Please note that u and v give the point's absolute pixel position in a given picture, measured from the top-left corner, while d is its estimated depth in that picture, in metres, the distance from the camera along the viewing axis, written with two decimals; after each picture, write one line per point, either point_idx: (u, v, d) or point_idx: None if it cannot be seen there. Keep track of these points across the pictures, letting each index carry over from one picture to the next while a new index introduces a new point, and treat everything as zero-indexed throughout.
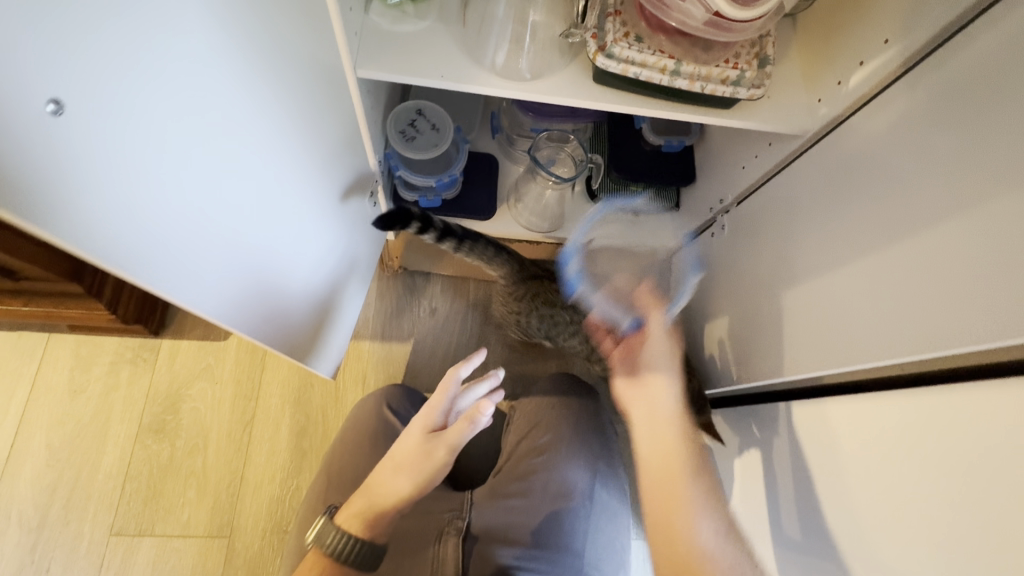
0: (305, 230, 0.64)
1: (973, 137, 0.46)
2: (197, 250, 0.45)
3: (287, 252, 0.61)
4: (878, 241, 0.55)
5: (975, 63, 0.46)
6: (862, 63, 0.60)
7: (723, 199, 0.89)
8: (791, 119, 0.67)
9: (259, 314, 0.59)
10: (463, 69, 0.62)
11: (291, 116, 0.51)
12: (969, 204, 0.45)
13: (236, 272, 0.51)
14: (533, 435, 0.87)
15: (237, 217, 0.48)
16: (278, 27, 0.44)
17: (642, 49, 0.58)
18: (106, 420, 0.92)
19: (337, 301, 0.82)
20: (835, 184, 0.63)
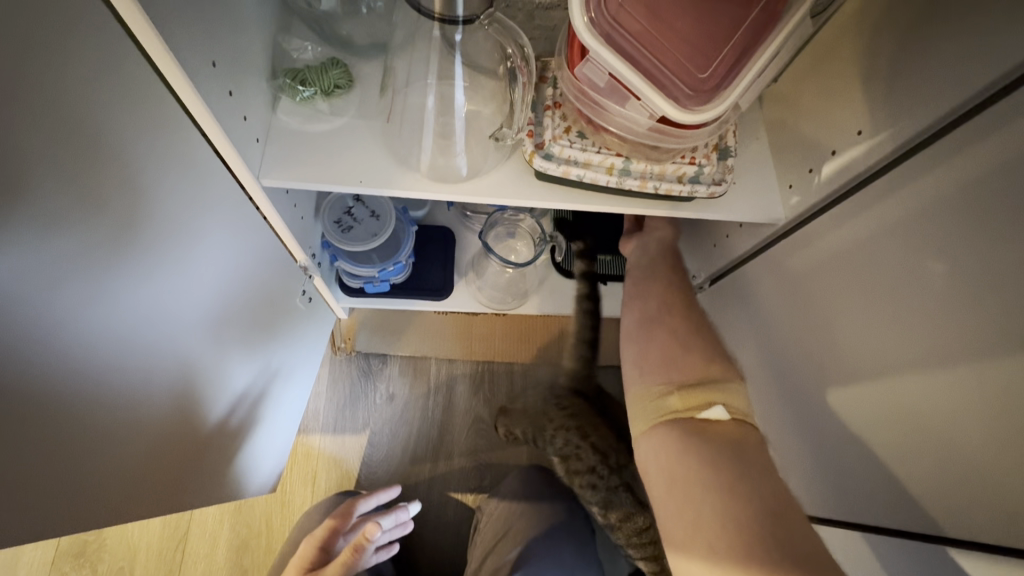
0: (247, 274, 0.58)
1: (978, 273, 0.37)
2: (154, 267, 0.43)
3: (234, 301, 0.57)
4: (876, 369, 0.47)
5: (966, 179, 0.39)
6: (834, 153, 0.52)
7: (697, 274, 0.82)
8: (758, 210, 0.59)
9: (207, 374, 0.56)
10: (386, 171, 0.55)
11: (174, 182, 0.42)
12: (979, 356, 0.38)
13: (163, 351, 0.47)
14: (502, 545, 0.78)
15: (139, 308, 0.43)
16: (108, 117, 0.34)
17: (585, 148, 0.51)
18: (19, 548, 0.82)
19: (300, 325, 0.78)
20: (814, 283, 0.55)
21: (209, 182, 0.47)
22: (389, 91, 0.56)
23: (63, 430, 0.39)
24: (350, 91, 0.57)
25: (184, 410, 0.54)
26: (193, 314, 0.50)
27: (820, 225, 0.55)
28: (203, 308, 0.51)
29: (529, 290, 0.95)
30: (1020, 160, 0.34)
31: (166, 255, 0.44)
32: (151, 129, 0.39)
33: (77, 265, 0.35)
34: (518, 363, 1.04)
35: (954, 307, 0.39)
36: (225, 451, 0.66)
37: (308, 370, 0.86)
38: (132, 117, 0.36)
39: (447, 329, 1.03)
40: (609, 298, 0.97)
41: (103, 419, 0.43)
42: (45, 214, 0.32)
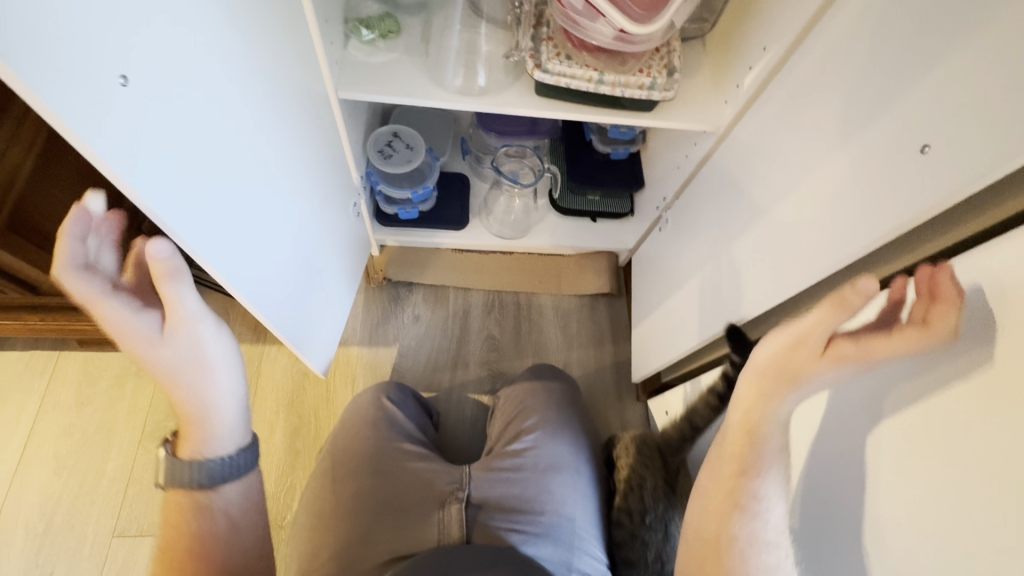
0: (305, 204, 0.73)
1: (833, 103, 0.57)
2: (246, 173, 0.55)
3: (288, 205, 0.68)
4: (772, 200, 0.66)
5: (826, 49, 0.59)
6: (751, 68, 0.73)
7: (665, 197, 1.02)
8: (702, 118, 0.80)
9: (275, 280, 0.69)
10: (426, 88, 0.76)
11: (274, 101, 0.58)
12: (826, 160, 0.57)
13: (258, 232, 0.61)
14: (527, 417, 0.93)
15: (248, 192, 0.56)
16: (254, 33, 0.52)
17: (571, 65, 0.71)
18: (111, 429, 0.98)
19: (333, 265, 0.91)
20: (740, 166, 0.76)
21: (274, 109, 0.59)
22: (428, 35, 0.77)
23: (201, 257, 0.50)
24: (399, 35, 0.78)
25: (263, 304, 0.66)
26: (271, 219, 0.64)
27: (745, 122, 0.75)
28: (272, 215, 0.64)
29: (531, 224, 1.16)
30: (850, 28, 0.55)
31: (263, 157, 0.58)
32: (268, 50, 0.55)
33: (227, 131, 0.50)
34: (522, 293, 1.22)
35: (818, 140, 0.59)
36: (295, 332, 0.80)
37: (337, 305, 0.98)
38: (270, 20, 0.55)
39: (463, 263, 1.21)
40: (597, 232, 1.17)
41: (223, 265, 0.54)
42: (223, 80, 0.48)
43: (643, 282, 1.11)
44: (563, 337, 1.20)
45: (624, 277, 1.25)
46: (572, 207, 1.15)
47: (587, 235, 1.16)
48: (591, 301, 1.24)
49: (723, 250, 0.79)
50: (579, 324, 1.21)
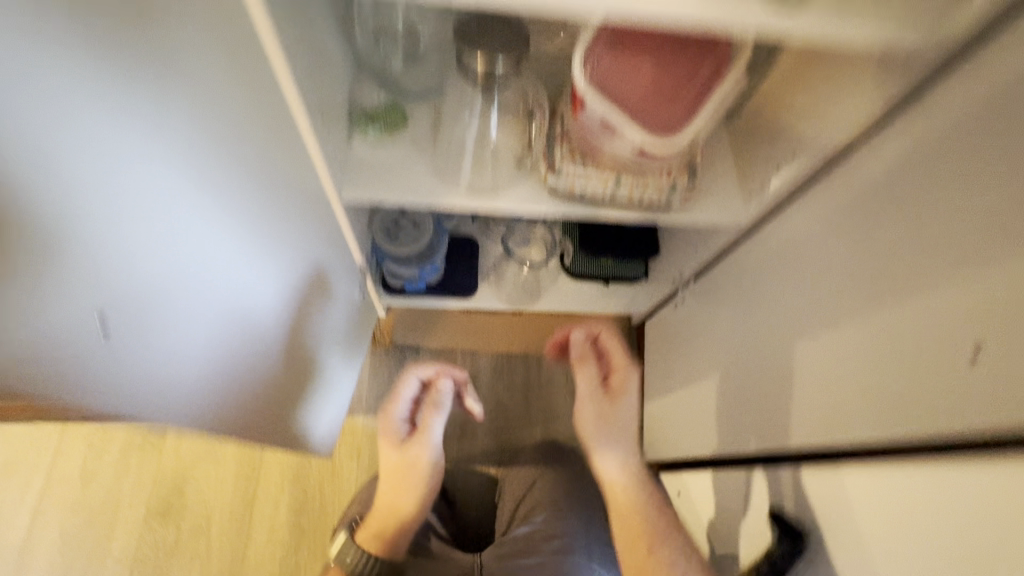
0: (274, 283, 0.65)
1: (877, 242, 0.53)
2: (162, 265, 0.47)
3: (251, 289, 0.61)
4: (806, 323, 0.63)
5: (872, 176, 0.55)
6: (780, 168, 0.68)
7: (682, 273, 0.98)
8: (724, 213, 0.75)
9: (216, 353, 0.61)
10: (434, 186, 0.72)
11: (226, 185, 0.50)
12: (873, 303, 0.53)
13: (188, 319, 0.53)
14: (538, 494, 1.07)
15: (168, 288, 0.49)
16: (185, 116, 0.42)
17: (586, 170, 0.67)
18: (116, 507, 0.98)
19: (323, 326, 0.84)
20: (767, 270, 0.72)
21: (228, 190, 0.50)
22: (435, 128, 0.73)
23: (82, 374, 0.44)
24: (405, 127, 0.74)
25: (197, 384, 0.60)
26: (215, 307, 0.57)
27: (777, 222, 0.71)
28: (217, 297, 0.56)
29: (542, 289, 1.12)
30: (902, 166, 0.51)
31: (196, 250, 0.50)
32: (215, 131, 0.45)
33: (130, 235, 0.42)
34: (532, 355, 1.19)
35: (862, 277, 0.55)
36: (256, 398, 0.74)
37: (330, 369, 0.92)
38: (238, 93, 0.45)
39: (471, 325, 1.17)
40: (610, 296, 1.14)
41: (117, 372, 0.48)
42: (120, 172, 0.39)
43: (658, 352, 1.08)
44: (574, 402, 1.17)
45: (638, 339, 1.20)
46: (585, 272, 1.10)
47: (599, 300, 1.13)
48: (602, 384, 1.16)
49: (747, 352, 0.76)
50: (586, 408, 1.14)
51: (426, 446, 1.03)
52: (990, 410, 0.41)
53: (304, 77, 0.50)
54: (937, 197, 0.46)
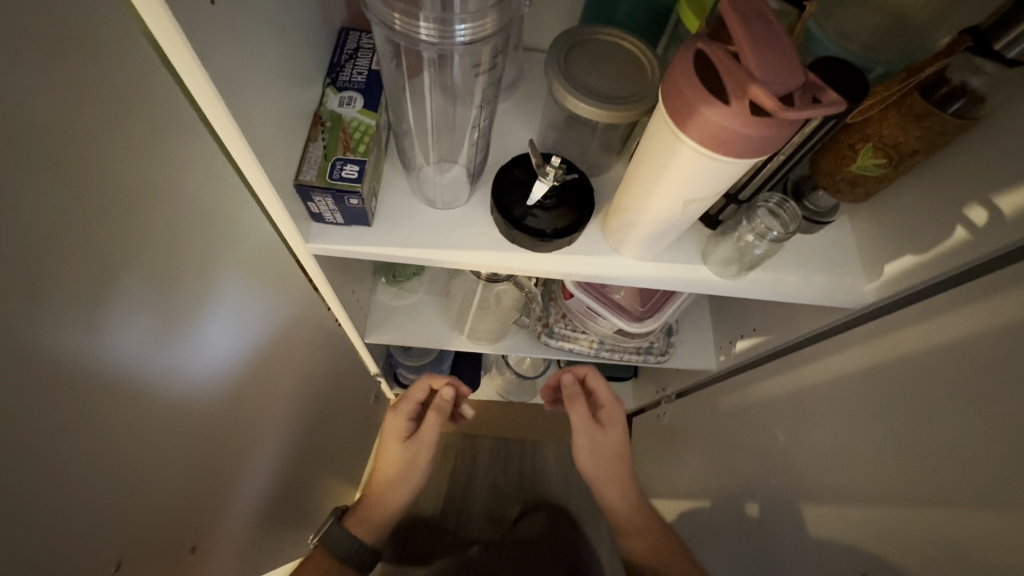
0: (226, 320, 0.47)
1: (810, 437, 0.63)
2: (173, 330, 0.40)
3: (262, 349, 0.54)
4: (758, 481, 0.74)
5: (810, 379, 0.65)
6: (746, 336, 0.80)
7: (665, 388, 1.09)
8: (697, 362, 0.87)
9: (227, 426, 0.53)
10: (446, 330, 0.84)
11: (221, 230, 0.43)
12: (807, 491, 0.63)
13: (201, 387, 0.46)
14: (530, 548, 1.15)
15: (182, 366, 0.42)
16: (178, 178, 0.36)
17: (575, 332, 0.79)
18: None
19: (325, 398, 0.79)
20: (732, 419, 0.83)
21: (225, 240, 0.43)
22: (448, 279, 0.85)
23: (97, 505, 0.38)
24: (423, 275, 0.86)
25: (228, 449, 0.54)
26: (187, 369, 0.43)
27: (740, 379, 0.82)
28: (228, 358, 0.49)
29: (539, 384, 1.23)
30: (830, 380, 0.61)
31: (176, 310, 0.40)
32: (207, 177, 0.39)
33: (125, 323, 0.35)
34: (530, 439, 1.30)
35: (797, 461, 0.65)
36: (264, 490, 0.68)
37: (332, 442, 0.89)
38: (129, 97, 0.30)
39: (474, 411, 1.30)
40: None
41: (64, 518, 0.35)
42: (104, 252, 0.32)
43: (645, 447, 1.19)
44: (565, 487, 1.27)
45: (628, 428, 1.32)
46: None
47: None
48: (593, 425, 0.95)
49: (716, 484, 0.87)
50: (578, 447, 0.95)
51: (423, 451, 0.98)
52: None
53: (292, 143, 0.45)
54: (857, 424, 0.56)
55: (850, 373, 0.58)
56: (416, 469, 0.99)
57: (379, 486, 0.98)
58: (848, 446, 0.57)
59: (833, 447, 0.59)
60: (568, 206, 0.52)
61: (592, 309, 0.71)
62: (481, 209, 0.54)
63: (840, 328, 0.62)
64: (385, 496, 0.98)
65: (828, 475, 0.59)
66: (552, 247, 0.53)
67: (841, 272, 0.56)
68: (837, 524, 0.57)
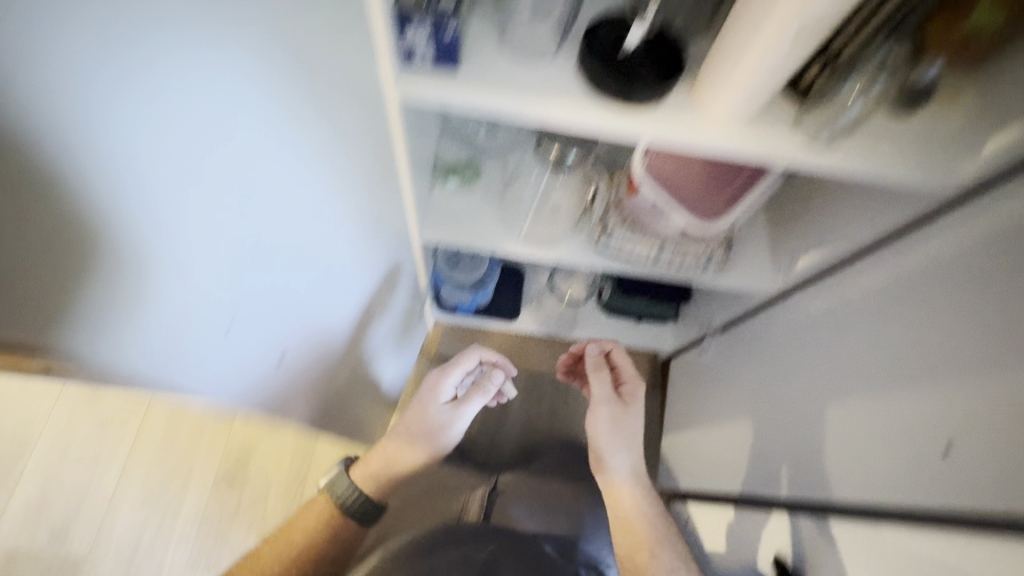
0: (237, 219, 0.52)
1: (884, 335, 0.61)
2: (163, 218, 0.46)
3: (277, 249, 0.60)
4: (814, 390, 0.72)
5: (886, 279, 0.63)
6: (807, 252, 0.77)
7: (710, 323, 1.06)
8: (755, 282, 0.83)
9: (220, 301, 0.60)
10: (500, 233, 0.83)
11: (263, 139, 0.47)
12: (876, 387, 0.61)
13: (191, 269, 0.53)
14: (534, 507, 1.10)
15: (168, 246, 0.49)
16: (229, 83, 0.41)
17: (635, 237, 0.78)
18: (191, 468, 1.12)
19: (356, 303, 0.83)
20: (785, 340, 0.81)
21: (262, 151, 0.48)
22: (507, 183, 0.85)
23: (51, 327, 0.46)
24: (480, 179, 0.85)
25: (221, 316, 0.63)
26: (241, 266, 0.58)
27: (796, 298, 0.80)
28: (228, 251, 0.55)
29: (578, 319, 1.22)
30: (915, 272, 0.58)
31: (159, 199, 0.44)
32: (263, 89, 0.43)
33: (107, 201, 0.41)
34: (563, 377, 1.30)
35: (866, 361, 0.63)
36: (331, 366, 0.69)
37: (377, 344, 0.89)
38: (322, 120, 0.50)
39: (510, 345, 1.30)
40: (639, 333, 1.23)
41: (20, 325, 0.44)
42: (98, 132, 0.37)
43: (682, 388, 1.18)
44: None
45: (663, 373, 1.31)
46: (619, 308, 1.19)
47: (629, 335, 1.23)
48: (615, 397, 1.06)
49: (762, 406, 0.85)
50: (597, 414, 1.04)
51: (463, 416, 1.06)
52: (959, 492, 0.49)
53: None
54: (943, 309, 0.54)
55: (943, 258, 0.55)
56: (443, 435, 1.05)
57: (396, 442, 1.00)
58: (935, 332, 0.54)
59: (912, 339, 0.57)
60: (654, 61, 0.52)
61: (655, 208, 0.70)
62: (568, 65, 0.53)
63: (928, 220, 0.59)
64: (397, 452, 1.00)
65: (908, 365, 0.57)
66: (638, 107, 0.52)
67: (935, 151, 0.53)
68: (916, 413, 0.55)
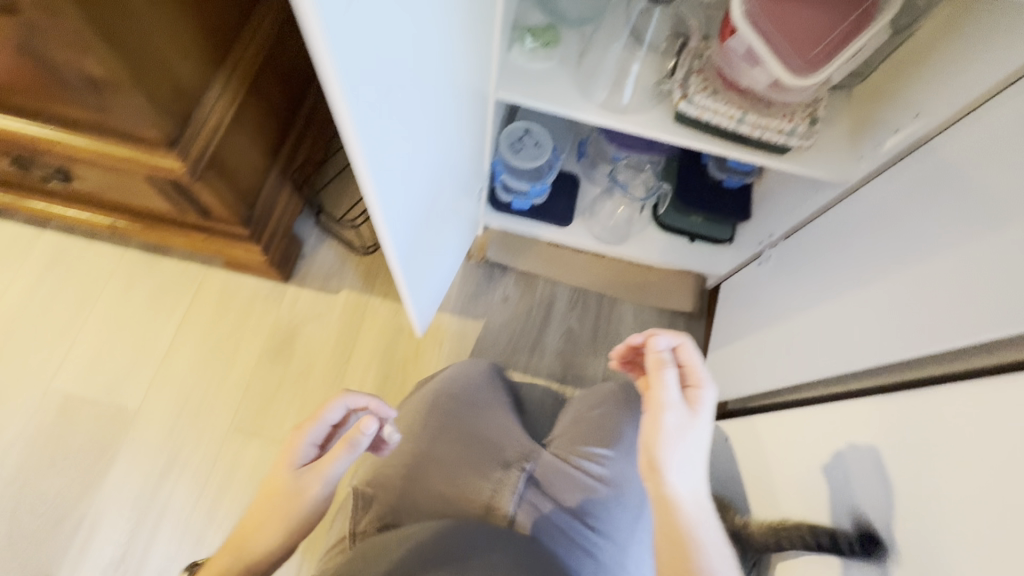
0: (435, 88, 0.58)
1: (983, 184, 0.58)
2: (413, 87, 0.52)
3: (442, 128, 0.66)
4: (892, 263, 0.69)
5: (988, 130, 0.59)
6: (897, 130, 0.73)
7: (772, 234, 1.03)
8: (834, 169, 0.80)
9: (414, 192, 0.66)
10: (574, 98, 0.82)
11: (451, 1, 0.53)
12: (971, 236, 0.58)
13: (412, 150, 0.59)
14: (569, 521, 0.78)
15: (410, 120, 0.54)
16: None
17: (717, 100, 0.75)
18: (240, 340, 1.15)
19: (457, 196, 0.89)
20: (860, 226, 0.78)
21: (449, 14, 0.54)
22: (584, 49, 0.83)
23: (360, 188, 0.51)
24: (558, 46, 0.84)
25: (410, 211, 0.67)
26: (427, 151, 0.64)
27: (877, 182, 0.76)
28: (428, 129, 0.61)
29: (631, 233, 1.19)
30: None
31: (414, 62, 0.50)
32: None
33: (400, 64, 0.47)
34: (607, 296, 1.28)
35: (962, 214, 0.60)
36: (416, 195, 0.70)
37: (451, 214, 0.91)
38: None
39: (557, 258, 1.28)
40: (692, 252, 1.20)
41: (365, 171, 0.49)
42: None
43: (731, 308, 1.15)
44: None
45: (710, 299, 1.28)
46: (673, 225, 1.17)
47: (680, 253, 1.19)
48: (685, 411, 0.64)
49: (825, 299, 0.81)
50: (659, 423, 0.63)
51: (328, 479, 0.63)
52: None
53: None
54: None
55: None
56: (296, 511, 0.62)
57: (241, 525, 0.63)
58: None
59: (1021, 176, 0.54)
60: None
61: (751, 52, 0.69)
62: None
63: None
64: (240, 545, 0.61)
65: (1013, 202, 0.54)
66: None
67: None
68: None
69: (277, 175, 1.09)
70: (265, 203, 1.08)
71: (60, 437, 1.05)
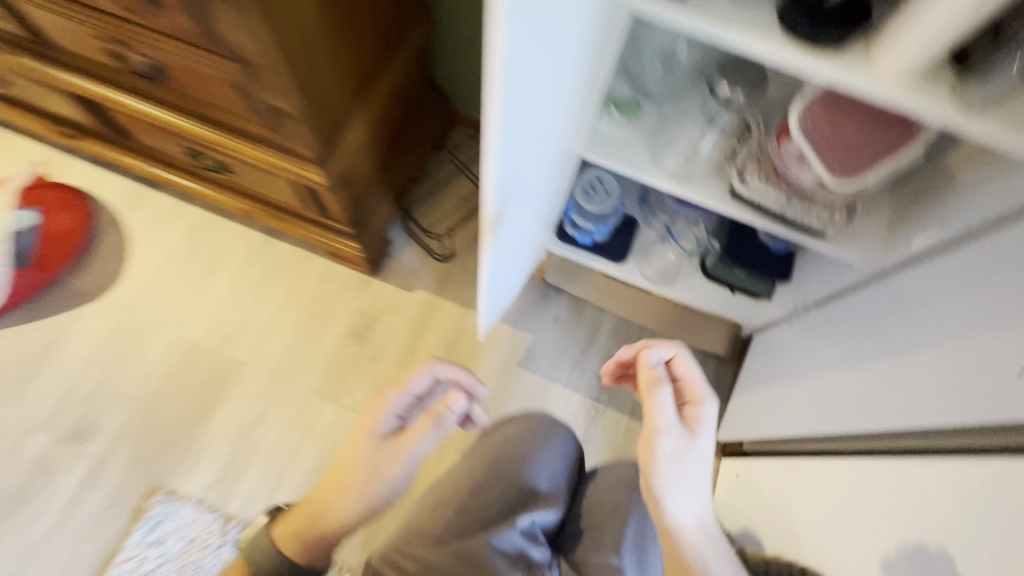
0: (546, 136, 0.77)
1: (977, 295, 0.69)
2: (534, 130, 0.70)
3: (543, 166, 0.84)
4: (900, 347, 0.81)
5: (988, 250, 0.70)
6: (923, 231, 0.84)
7: (806, 300, 1.15)
8: (866, 256, 0.92)
9: (513, 210, 0.83)
10: (646, 165, 0.97)
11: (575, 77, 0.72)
12: (962, 337, 0.70)
13: (521, 175, 0.77)
14: None
15: (525, 155, 0.73)
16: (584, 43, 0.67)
17: (768, 185, 0.90)
18: (331, 318, 1.36)
19: (538, 221, 1.06)
20: (878, 309, 0.89)
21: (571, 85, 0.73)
22: (661, 123, 0.98)
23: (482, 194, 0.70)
24: (639, 119, 0.99)
25: (507, 224, 0.85)
26: (529, 181, 0.82)
27: (898, 273, 0.87)
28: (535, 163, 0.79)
29: (677, 277, 1.32)
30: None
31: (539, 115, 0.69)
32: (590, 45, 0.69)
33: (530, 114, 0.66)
34: (647, 329, 1.42)
35: (960, 317, 0.71)
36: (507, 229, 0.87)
37: (529, 239, 1.08)
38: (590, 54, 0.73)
39: (607, 289, 1.42)
40: (734, 302, 1.30)
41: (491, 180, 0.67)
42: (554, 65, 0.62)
43: (759, 358, 1.27)
44: None
45: (741, 347, 1.41)
46: (718, 275, 1.28)
47: (722, 301, 1.31)
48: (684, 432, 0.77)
49: (841, 365, 0.93)
50: (657, 446, 0.76)
51: (407, 451, 0.80)
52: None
53: None
54: None
55: None
56: (374, 481, 0.79)
57: (319, 496, 0.80)
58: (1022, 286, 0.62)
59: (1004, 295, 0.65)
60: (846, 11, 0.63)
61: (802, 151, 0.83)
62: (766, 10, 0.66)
63: None
64: (321, 512, 0.78)
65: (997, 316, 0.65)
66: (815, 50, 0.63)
67: None
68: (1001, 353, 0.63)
69: (383, 186, 1.29)
70: (371, 207, 1.28)
71: (183, 377, 1.29)
